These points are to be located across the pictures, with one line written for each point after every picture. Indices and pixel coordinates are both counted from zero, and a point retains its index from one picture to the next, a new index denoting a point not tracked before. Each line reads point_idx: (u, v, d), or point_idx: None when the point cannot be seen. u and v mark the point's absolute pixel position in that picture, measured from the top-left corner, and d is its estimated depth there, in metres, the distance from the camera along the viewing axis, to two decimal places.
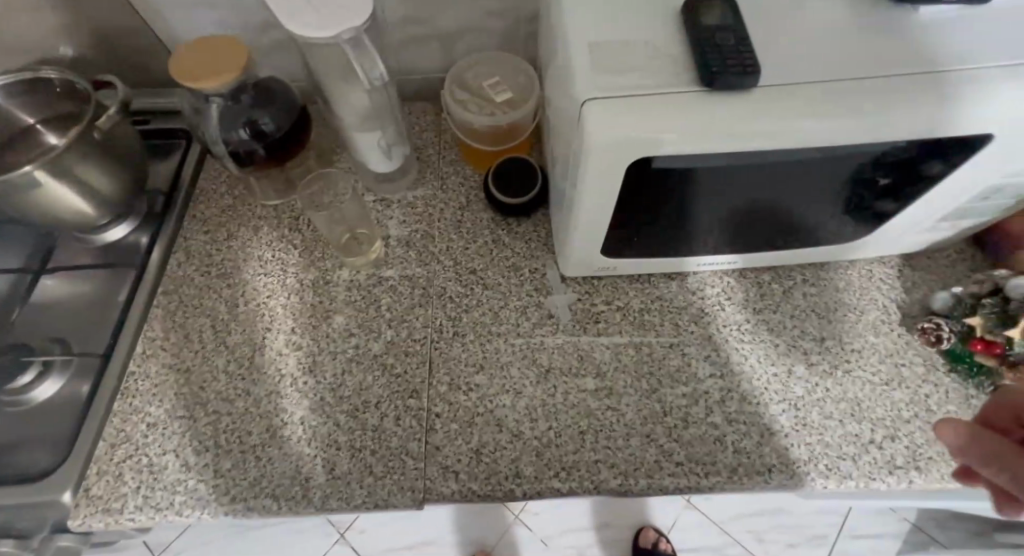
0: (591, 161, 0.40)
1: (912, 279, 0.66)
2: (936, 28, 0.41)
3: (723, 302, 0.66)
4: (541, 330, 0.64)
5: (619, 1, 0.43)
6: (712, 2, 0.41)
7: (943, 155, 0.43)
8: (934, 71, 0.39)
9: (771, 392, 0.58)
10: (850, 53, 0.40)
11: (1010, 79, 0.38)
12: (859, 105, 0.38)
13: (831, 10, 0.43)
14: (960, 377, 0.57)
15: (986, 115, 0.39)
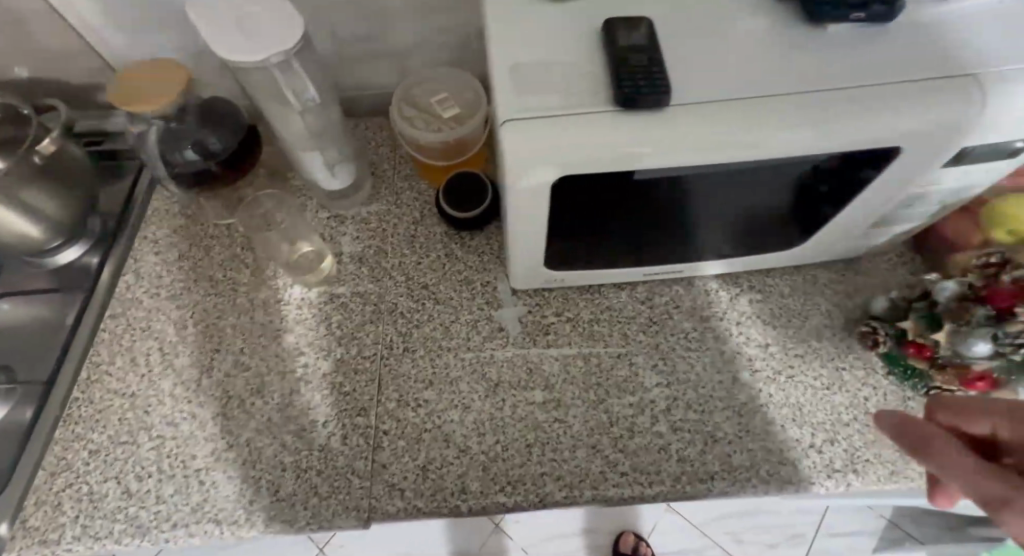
0: (514, 180, 0.41)
1: (856, 283, 0.67)
2: (851, 42, 0.41)
3: (671, 311, 0.67)
4: (491, 344, 0.64)
5: (542, 21, 0.44)
6: (629, 22, 0.42)
7: (859, 167, 0.45)
8: (848, 85, 0.40)
9: (716, 400, 0.59)
10: (766, 69, 0.41)
11: (916, 93, 0.39)
12: (774, 120, 0.39)
13: (750, 27, 0.43)
14: (897, 380, 0.58)
15: (898, 127, 0.39)
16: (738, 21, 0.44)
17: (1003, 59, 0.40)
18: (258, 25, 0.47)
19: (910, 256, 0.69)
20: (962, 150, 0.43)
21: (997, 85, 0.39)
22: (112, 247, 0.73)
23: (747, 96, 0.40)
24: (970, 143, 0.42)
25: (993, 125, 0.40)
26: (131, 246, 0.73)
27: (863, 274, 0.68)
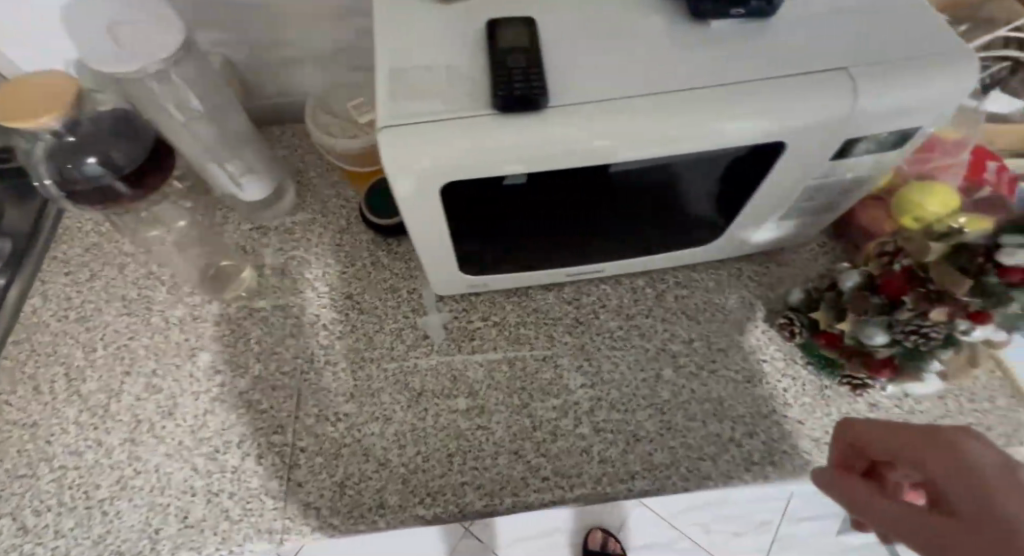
0: (398, 189, 0.39)
1: (778, 276, 0.68)
2: (734, 36, 0.41)
3: (598, 310, 0.66)
4: (415, 352, 0.63)
5: (426, 27, 0.43)
6: (511, 25, 0.41)
7: (751, 163, 0.45)
8: (733, 81, 0.39)
9: (639, 399, 0.59)
10: (653, 66, 0.40)
11: (797, 88, 0.39)
12: (659, 118, 0.38)
13: (639, 23, 0.43)
14: (814, 369, 0.59)
15: (783, 121, 0.39)
16: (626, 18, 0.44)
17: (879, 52, 0.40)
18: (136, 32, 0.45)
19: (831, 245, 0.70)
20: (849, 141, 0.43)
21: (875, 77, 0.39)
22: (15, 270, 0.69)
23: (632, 93, 0.39)
24: (857, 134, 0.41)
25: (877, 117, 0.40)
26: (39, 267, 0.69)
27: (784, 266, 0.68)
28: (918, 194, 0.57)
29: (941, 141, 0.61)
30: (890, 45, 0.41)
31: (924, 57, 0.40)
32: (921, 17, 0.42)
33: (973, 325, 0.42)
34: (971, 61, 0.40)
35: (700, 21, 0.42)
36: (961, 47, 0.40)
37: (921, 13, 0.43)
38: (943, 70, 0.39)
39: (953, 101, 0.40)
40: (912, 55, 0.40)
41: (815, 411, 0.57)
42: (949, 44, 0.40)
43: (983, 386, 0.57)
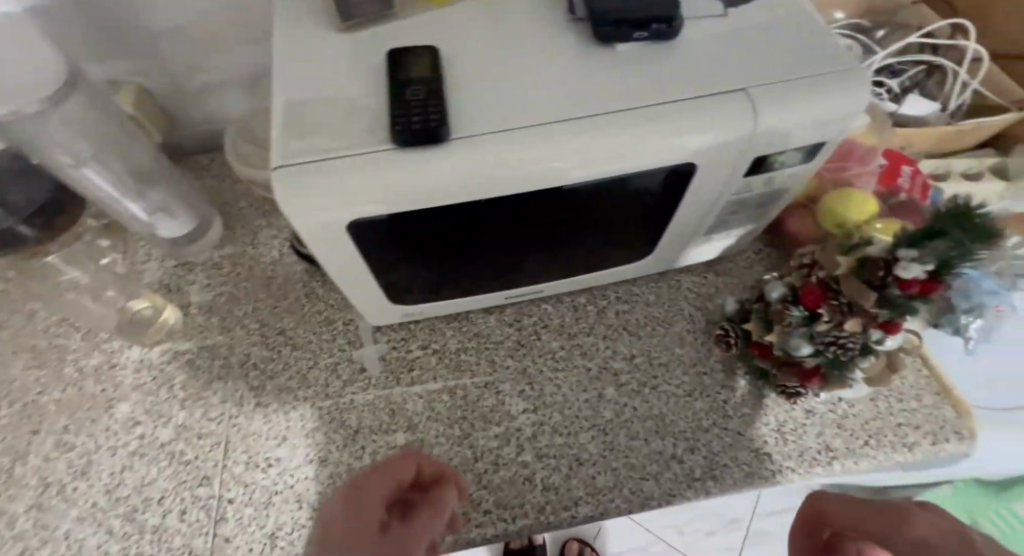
0: (300, 230, 0.38)
1: (716, 285, 0.67)
2: (637, 60, 0.42)
3: (539, 331, 0.65)
4: (351, 388, 0.60)
5: (326, 61, 0.41)
6: (414, 56, 0.41)
7: (668, 186, 0.45)
8: (635, 105, 0.39)
9: (581, 421, 0.58)
10: (557, 94, 0.40)
11: (698, 111, 0.39)
12: (563, 145, 0.38)
13: (544, 50, 0.43)
14: (751, 379, 0.59)
15: (688, 143, 0.39)
16: (533, 44, 0.43)
17: (775, 70, 0.41)
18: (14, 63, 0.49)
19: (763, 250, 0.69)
20: (758, 158, 0.43)
21: (772, 96, 0.39)
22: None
23: (535, 120, 0.38)
24: (763, 151, 0.42)
25: (779, 135, 0.41)
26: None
27: (724, 275, 0.67)
28: (839, 201, 0.59)
29: (856, 149, 0.63)
30: (787, 63, 0.41)
31: (819, 75, 0.40)
32: (815, 34, 0.43)
33: (885, 334, 0.46)
34: (863, 76, 0.41)
35: (604, 45, 0.43)
36: (853, 63, 0.41)
37: (815, 30, 0.44)
38: (836, 86, 0.40)
39: (850, 115, 0.41)
40: (806, 72, 0.41)
41: (754, 421, 0.58)
42: (843, 61, 0.41)
43: (910, 386, 0.59)
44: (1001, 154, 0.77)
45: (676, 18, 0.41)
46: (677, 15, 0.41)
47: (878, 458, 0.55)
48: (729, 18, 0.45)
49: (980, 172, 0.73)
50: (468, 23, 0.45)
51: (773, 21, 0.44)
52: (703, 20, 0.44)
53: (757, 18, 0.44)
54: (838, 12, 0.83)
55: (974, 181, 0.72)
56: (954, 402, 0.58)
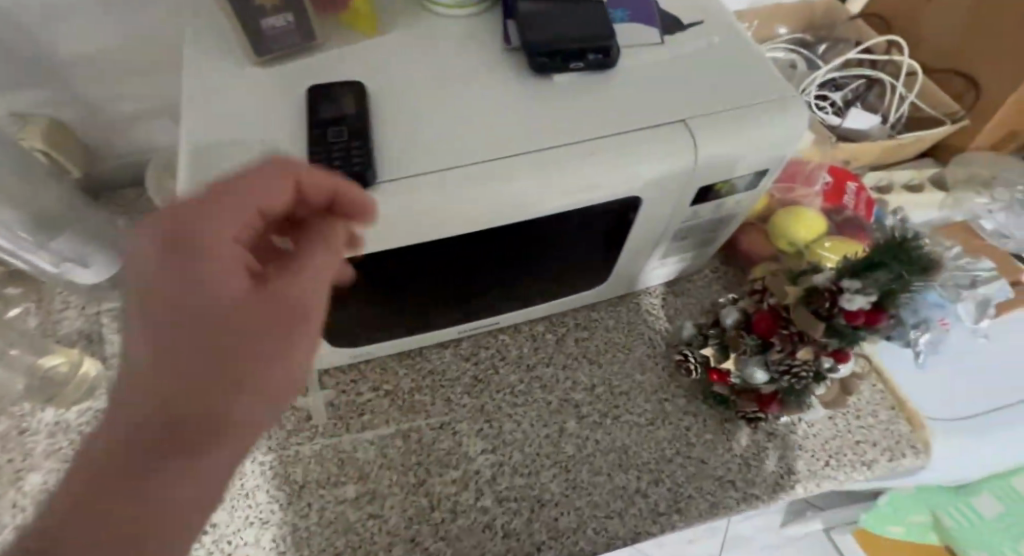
0: None
1: (676, 305, 0.64)
2: (576, 88, 0.44)
3: (497, 364, 0.61)
4: (297, 438, 0.56)
5: (246, 97, 0.41)
6: (341, 93, 0.41)
7: (604, 218, 0.46)
8: (557, 145, 0.41)
9: (543, 458, 0.56)
10: (483, 134, 0.41)
11: (615, 150, 0.41)
12: (498, 187, 0.39)
13: (467, 87, 0.44)
14: (712, 404, 0.58)
15: (634, 178, 0.42)
16: (457, 82, 0.44)
17: (712, 100, 0.44)
18: None
19: (718, 268, 0.67)
20: (702, 187, 0.46)
21: (709, 127, 0.42)
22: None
23: (469, 162, 0.39)
24: (706, 181, 0.45)
25: (719, 163, 0.43)
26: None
27: (683, 295, 0.65)
28: (792, 218, 0.59)
29: (802, 168, 0.63)
30: (722, 93, 0.44)
31: (753, 105, 0.44)
32: (749, 61, 0.47)
33: (835, 361, 0.47)
34: (796, 103, 0.45)
35: (543, 75, 0.45)
36: (783, 91, 0.45)
37: (749, 58, 0.47)
38: (744, 121, 0.43)
39: (786, 141, 0.45)
40: (739, 102, 0.44)
41: (717, 447, 0.56)
42: (773, 90, 0.45)
43: (866, 402, 0.59)
44: (938, 164, 0.79)
45: (613, 45, 0.45)
46: (615, 43, 0.45)
47: (839, 478, 0.55)
48: (669, 45, 0.47)
49: (920, 184, 0.75)
50: (406, 62, 0.45)
51: (707, 49, 0.47)
52: (640, 46, 0.47)
53: (692, 47, 0.47)
54: (781, 27, 0.83)
55: (914, 193, 0.74)
56: (908, 415, 0.58)
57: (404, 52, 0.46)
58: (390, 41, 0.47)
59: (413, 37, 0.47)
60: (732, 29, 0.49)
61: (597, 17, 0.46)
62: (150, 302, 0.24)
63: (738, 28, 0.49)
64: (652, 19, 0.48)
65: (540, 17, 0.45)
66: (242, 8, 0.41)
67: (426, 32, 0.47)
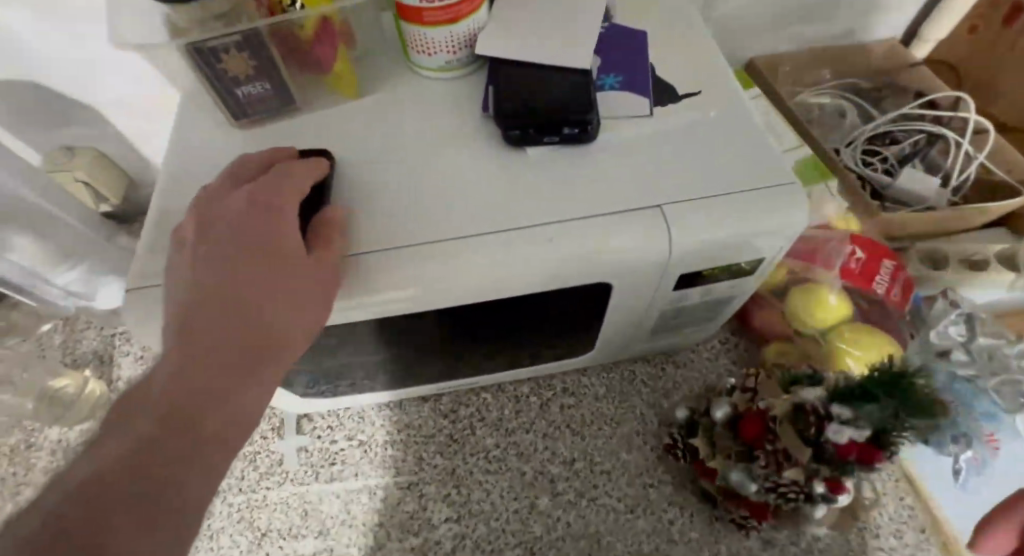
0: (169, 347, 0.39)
1: (675, 379, 0.59)
2: (550, 162, 0.42)
3: (475, 425, 0.58)
4: (266, 483, 0.56)
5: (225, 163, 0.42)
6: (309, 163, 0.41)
7: (574, 298, 0.43)
8: (516, 226, 0.39)
9: (507, 536, 0.52)
10: (442, 211, 0.40)
11: (579, 229, 0.39)
12: (442, 270, 0.37)
13: (436, 157, 0.43)
14: (702, 499, 0.52)
15: (597, 263, 0.39)
16: (427, 150, 0.43)
17: (696, 184, 0.41)
18: None
19: (733, 342, 0.60)
20: (684, 273, 0.42)
21: (687, 214, 0.39)
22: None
23: (418, 240, 0.38)
24: (686, 267, 0.41)
25: (696, 252, 0.40)
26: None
27: (684, 368, 0.59)
28: (809, 308, 0.53)
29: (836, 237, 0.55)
30: (708, 176, 0.41)
31: (742, 192, 0.40)
32: (746, 138, 0.43)
33: (831, 491, 0.40)
34: (795, 193, 0.41)
35: (516, 147, 0.43)
36: (779, 179, 0.41)
37: (747, 134, 0.43)
38: (729, 208, 0.40)
39: (780, 233, 0.41)
40: (726, 188, 0.41)
41: (699, 550, 0.51)
42: (767, 177, 0.41)
43: (891, 519, 0.51)
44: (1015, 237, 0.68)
45: (594, 119, 0.42)
46: (596, 117, 0.42)
47: None
48: (660, 119, 0.44)
49: (988, 259, 0.65)
50: (380, 126, 0.45)
51: (699, 123, 0.44)
52: (625, 119, 0.44)
53: (683, 119, 0.44)
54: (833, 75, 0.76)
55: (980, 270, 0.64)
56: (943, 540, 0.50)
57: (380, 115, 0.45)
58: (370, 103, 0.46)
59: (392, 97, 0.46)
60: (734, 99, 0.45)
61: (580, 87, 0.43)
62: (237, 224, 0.33)
63: (741, 99, 0.45)
64: (646, 88, 0.45)
65: (521, 87, 0.43)
66: (217, 81, 0.41)
67: (408, 94, 0.46)
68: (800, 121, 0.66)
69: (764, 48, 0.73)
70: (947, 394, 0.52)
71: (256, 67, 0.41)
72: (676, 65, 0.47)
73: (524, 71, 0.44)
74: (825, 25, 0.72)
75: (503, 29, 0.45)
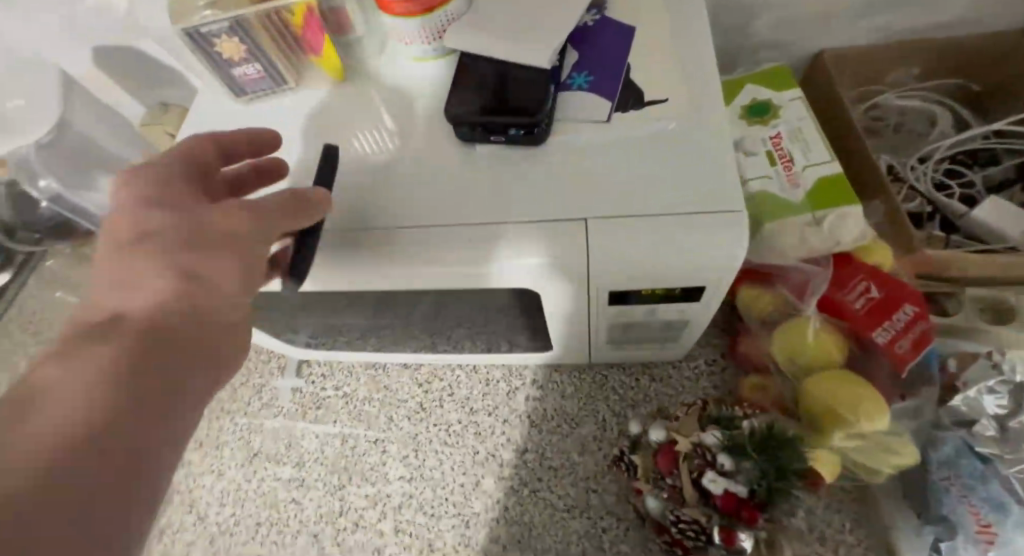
0: None
1: (647, 392, 0.53)
2: (494, 162, 0.43)
3: (443, 399, 0.56)
4: (266, 412, 0.59)
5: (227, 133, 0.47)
6: (294, 143, 0.46)
7: (519, 297, 0.44)
8: (456, 224, 0.40)
9: (448, 504, 0.51)
10: (395, 199, 0.42)
11: (513, 235, 0.39)
12: (367, 261, 0.40)
13: (403, 147, 0.45)
14: (641, 517, 0.48)
15: (512, 271, 0.40)
16: (395, 140, 0.45)
17: (629, 203, 0.40)
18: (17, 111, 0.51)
19: (721, 365, 0.53)
20: (613, 291, 0.41)
21: (609, 235, 0.38)
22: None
23: (359, 227, 0.41)
24: (610, 286, 0.41)
25: (634, 270, 0.39)
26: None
27: (660, 382, 0.53)
28: (788, 346, 0.47)
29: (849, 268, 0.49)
30: (644, 197, 0.40)
31: (673, 217, 0.39)
32: (699, 159, 0.41)
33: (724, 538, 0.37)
34: (736, 225, 0.38)
35: (466, 143, 0.44)
36: (723, 206, 0.39)
37: (707, 154, 0.41)
38: (673, 230, 0.38)
39: (714, 265, 0.38)
40: (660, 211, 0.39)
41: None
42: (710, 203, 0.39)
43: None
44: None
45: (543, 123, 0.41)
46: (545, 120, 0.41)
47: None
48: (624, 128, 0.42)
49: None
50: (358, 109, 0.47)
51: (657, 138, 0.42)
52: (584, 122, 0.43)
53: (641, 133, 0.42)
54: (926, 78, 0.64)
55: None
56: None
57: (362, 99, 0.47)
58: (353, 84, 0.48)
59: (375, 82, 0.48)
60: (702, 115, 0.42)
61: (537, 87, 0.42)
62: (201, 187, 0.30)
63: (714, 115, 0.42)
64: (612, 93, 0.43)
65: (481, 84, 0.43)
66: (216, 67, 0.45)
67: (391, 82, 0.48)
68: (855, 130, 0.58)
69: (839, 40, 0.63)
70: (941, 468, 0.45)
71: (247, 50, 0.44)
72: (656, 69, 0.44)
73: (490, 66, 0.44)
74: (919, 14, 0.60)
75: (480, 17, 0.45)
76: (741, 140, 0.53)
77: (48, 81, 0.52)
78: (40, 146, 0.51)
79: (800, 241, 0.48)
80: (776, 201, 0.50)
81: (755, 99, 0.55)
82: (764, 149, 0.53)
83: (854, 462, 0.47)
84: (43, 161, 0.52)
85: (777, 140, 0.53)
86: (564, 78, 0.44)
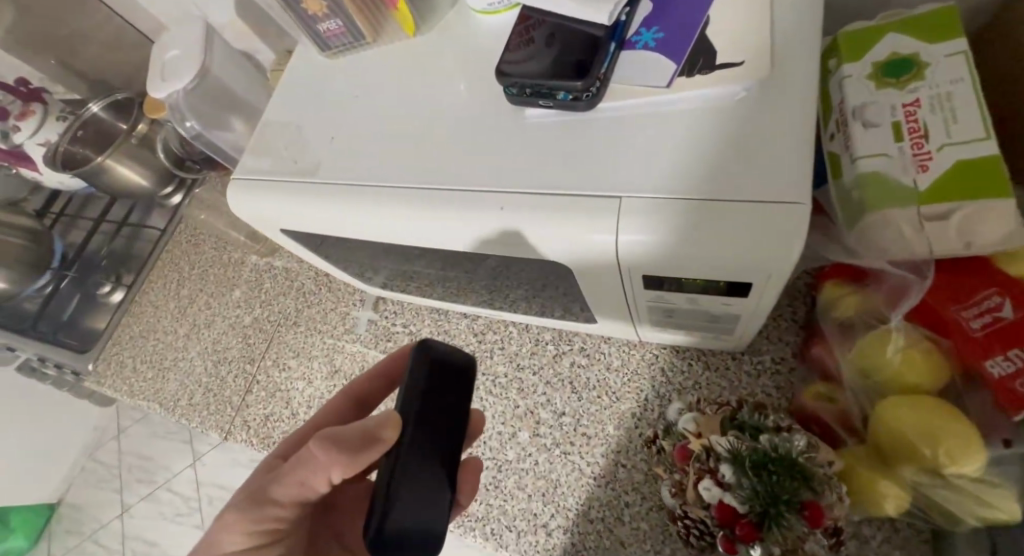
0: (279, 240, 0.53)
1: (696, 379, 0.51)
2: (538, 128, 0.41)
3: (495, 352, 0.59)
4: (338, 334, 0.63)
5: (315, 86, 0.51)
6: (369, 97, 0.48)
7: (558, 274, 0.43)
8: (490, 191, 0.40)
9: (485, 446, 0.55)
10: (443, 158, 0.43)
11: (543, 212, 0.38)
12: (410, 218, 0.42)
13: (462, 105, 0.45)
14: (663, 501, 0.47)
15: (556, 244, 0.38)
16: (455, 99, 0.45)
17: (663, 183, 0.36)
18: (170, 60, 0.58)
19: (788, 367, 0.50)
20: (647, 277, 0.38)
21: (637, 217, 0.35)
22: (147, 211, 0.85)
23: (410, 184, 0.43)
24: (640, 270, 0.37)
25: (658, 265, 0.36)
26: (173, 224, 0.79)
27: (714, 372, 0.51)
28: (862, 360, 0.42)
29: (955, 280, 0.40)
30: (684, 176, 0.36)
31: (710, 202, 0.34)
32: (764, 139, 0.35)
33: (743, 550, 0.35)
34: (790, 220, 0.32)
35: (516, 105, 0.42)
36: (778, 198, 0.33)
37: (776, 128, 0.35)
38: (703, 220, 0.34)
39: (761, 267, 0.33)
40: (693, 193, 0.35)
41: (643, 542, 0.47)
42: (757, 191, 0.34)
43: None
44: None
45: (594, 88, 0.39)
46: (596, 85, 0.39)
47: None
48: (680, 92, 0.38)
49: None
50: (428, 64, 0.48)
51: (716, 112, 0.37)
52: (637, 87, 0.39)
53: (697, 102, 0.38)
54: None
55: None
56: None
57: (433, 55, 0.48)
58: (427, 41, 0.49)
59: (448, 37, 0.48)
60: (782, 87, 0.36)
61: (593, 46, 0.39)
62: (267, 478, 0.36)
63: (795, 87, 0.36)
64: (679, 54, 0.38)
65: (544, 40, 0.41)
66: (304, 21, 0.49)
67: (460, 38, 0.48)
68: None
69: None
70: None
71: (328, 6, 0.48)
72: (734, 29, 0.39)
73: (549, 23, 0.42)
74: None
75: None
76: (861, 107, 0.43)
77: (194, 33, 0.58)
78: (187, 91, 0.58)
79: (911, 237, 0.39)
80: (887, 187, 0.40)
81: (894, 54, 0.44)
82: (890, 120, 0.42)
83: (926, 504, 0.40)
84: (189, 105, 0.60)
85: (911, 109, 0.42)
86: (629, 36, 0.40)
